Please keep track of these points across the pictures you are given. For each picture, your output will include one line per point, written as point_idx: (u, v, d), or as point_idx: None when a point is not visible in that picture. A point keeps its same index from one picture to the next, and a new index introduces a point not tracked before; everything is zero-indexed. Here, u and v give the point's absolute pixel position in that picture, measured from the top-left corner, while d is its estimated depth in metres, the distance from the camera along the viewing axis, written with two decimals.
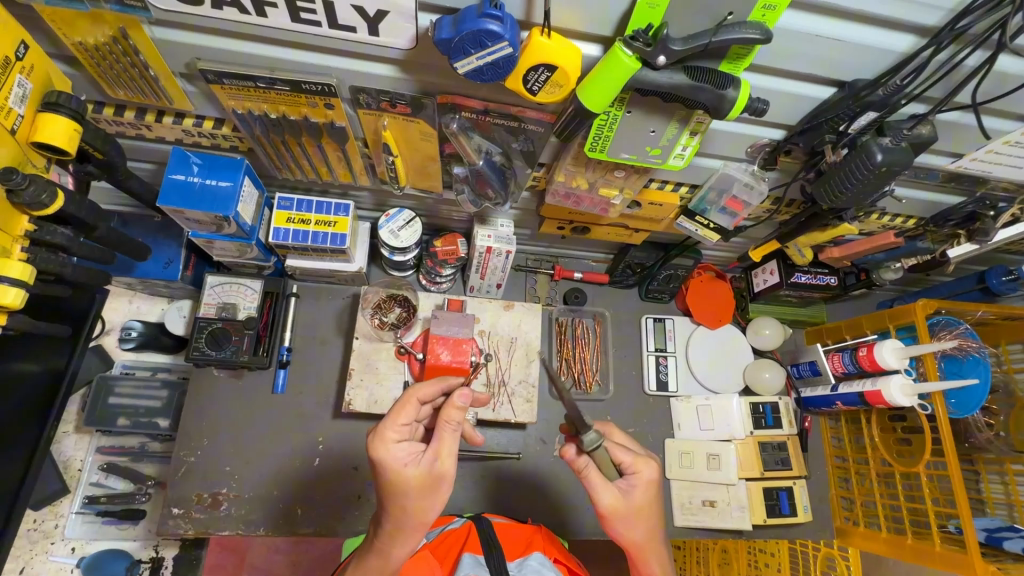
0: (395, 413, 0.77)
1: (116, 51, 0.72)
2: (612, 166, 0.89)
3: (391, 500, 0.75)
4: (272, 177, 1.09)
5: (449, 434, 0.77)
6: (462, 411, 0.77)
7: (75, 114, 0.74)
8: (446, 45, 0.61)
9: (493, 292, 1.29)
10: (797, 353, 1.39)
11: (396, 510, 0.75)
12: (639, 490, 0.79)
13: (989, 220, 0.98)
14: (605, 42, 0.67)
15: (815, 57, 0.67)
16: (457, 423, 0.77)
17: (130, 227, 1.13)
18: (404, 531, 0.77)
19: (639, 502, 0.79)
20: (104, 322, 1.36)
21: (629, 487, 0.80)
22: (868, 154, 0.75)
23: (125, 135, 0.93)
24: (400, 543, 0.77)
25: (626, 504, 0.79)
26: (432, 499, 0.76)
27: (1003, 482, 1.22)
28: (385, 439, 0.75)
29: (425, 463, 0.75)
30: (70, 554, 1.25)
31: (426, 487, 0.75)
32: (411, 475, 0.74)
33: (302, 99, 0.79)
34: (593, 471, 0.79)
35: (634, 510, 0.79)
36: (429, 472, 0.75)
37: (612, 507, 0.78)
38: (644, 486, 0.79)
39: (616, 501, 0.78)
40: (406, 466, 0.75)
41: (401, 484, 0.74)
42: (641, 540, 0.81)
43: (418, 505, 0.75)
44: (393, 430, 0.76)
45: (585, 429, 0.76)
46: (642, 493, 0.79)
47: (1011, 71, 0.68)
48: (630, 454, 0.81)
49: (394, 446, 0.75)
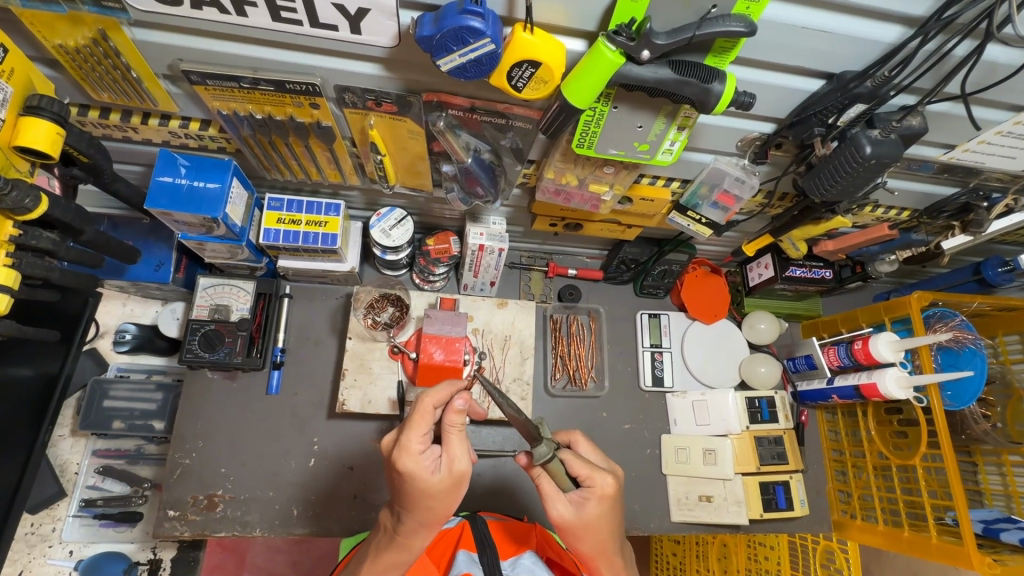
0: (414, 423, 0.74)
1: (97, 54, 0.71)
2: (601, 162, 0.88)
3: (418, 505, 0.74)
4: (262, 178, 1.09)
5: (457, 436, 0.76)
6: (463, 414, 0.75)
7: (57, 118, 0.73)
8: (428, 42, 0.60)
9: (486, 291, 1.29)
10: (793, 346, 1.40)
11: (423, 512, 0.75)
12: (591, 503, 0.78)
13: (982, 211, 0.98)
14: (590, 37, 0.66)
15: (803, 49, 0.66)
16: (460, 426, 0.76)
17: (120, 230, 1.12)
18: (428, 527, 0.77)
19: (591, 517, 0.78)
20: (99, 325, 1.36)
21: (582, 499, 0.78)
22: (856, 147, 0.74)
23: (111, 137, 0.93)
24: (423, 534, 0.78)
25: (574, 518, 0.78)
26: (456, 498, 0.76)
27: (1001, 473, 1.21)
28: (410, 450, 0.72)
29: (448, 467, 0.74)
30: (67, 558, 1.25)
31: (451, 490, 0.74)
32: (436, 481, 0.73)
33: (287, 99, 0.79)
34: (545, 481, 0.80)
35: (585, 524, 0.78)
36: (453, 475, 0.74)
37: (562, 519, 0.79)
38: (596, 500, 0.78)
39: (566, 513, 0.78)
40: (432, 473, 0.73)
41: (428, 491, 0.73)
42: (590, 551, 0.81)
43: (444, 505, 0.75)
44: (417, 440, 0.73)
45: (536, 440, 0.78)
46: (594, 507, 0.78)
47: (1002, 61, 0.68)
48: (587, 466, 0.79)
49: (419, 456, 0.73)
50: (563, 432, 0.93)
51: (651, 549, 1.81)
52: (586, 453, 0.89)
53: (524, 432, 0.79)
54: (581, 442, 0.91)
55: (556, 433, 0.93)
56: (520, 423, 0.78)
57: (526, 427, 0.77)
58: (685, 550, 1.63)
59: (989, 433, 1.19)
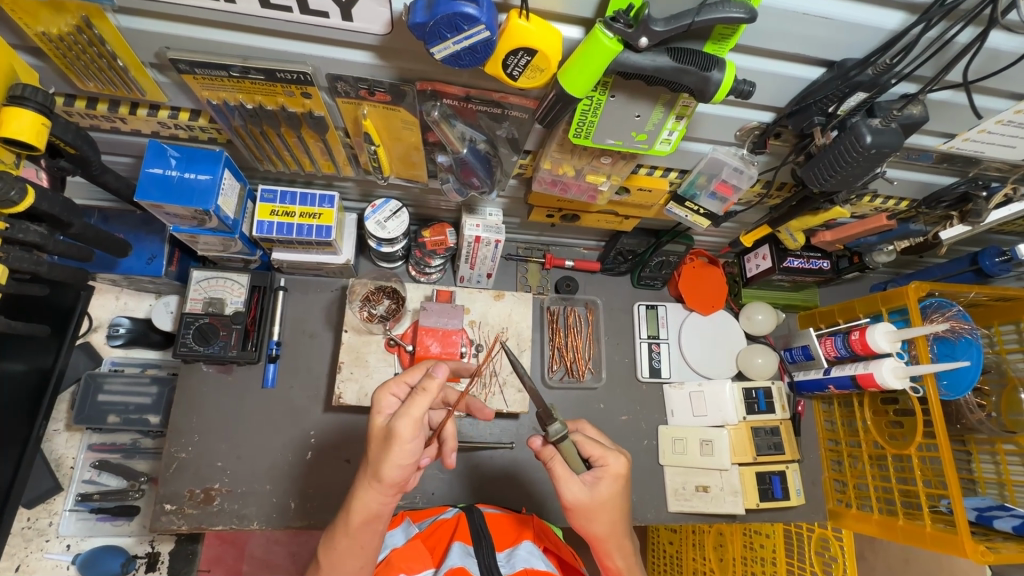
0: (405, 373, 0.81)
1: (82, 42, 0.69)
2: (598, 153, 0.87)
3: (367, 447, 0.77)
4: (254, 169, 1.07)
5: (419, 400, 0.69)
6: (434, 381, 0.69)
7: (42, 108, 0.71)
8: (421, 30, 0.59)
9: (483, 283, 1.28)
10: (790, 337, 1.39)
11: (364, 457, 0.76)
12: (605, 482, 0.79)
13: (981, 201, 0.96)
14: (587, 24, 0.65)
15: (803, 36, 0.65)
16: (431, 394, 0.69)
17: (111, 222, 1.11)
18: (362, 482, 0.75)
19: (605, 496, 0.78)
20: (92, 319, 1.35)
21: (595, 480, 0.79)
22: (856, 136, 0.73)
23: (100, 128, 0.91)
24: (358, 496, 0.75)
25: (588, 498, 0.78)
26: (384, 457, 0.71)
27: (994, 462, 1.22)
28: (384, 388, 0.78)
29: (394, 414, 0.72)
30: (65, 552, 1.25)
31: (384, 440, 0.72)
32: (383, 423, 0.74)
33: (278, 88, 0.77)
34: (558, 463, 0.78)
35: (599, 504, 0.78)
36: (387, 425, 0.71)
37: (575, 501, 0.78)
38: (609, 480, 0.79)
39: (580, 494, 0.78)
40: (386, 415, 0.75)
41: (374, 432, 0.75)
42: (602, 533, 0.81)
43: (376, 457, 0.72)
44: (395, 384, 0.79)
45: (550, 419, 0.77)
46: (608, 486, 0.79)
47: (1005, 49, 0.67)
48: (599, 447, 0.80)
49: (389, 397, 0.77)
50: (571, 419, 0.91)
51: (649, 539, 1.83)
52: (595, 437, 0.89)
53: (539, 411, 0.79)
54: (588, 428, 0.90)
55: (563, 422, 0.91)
56: (536, 399, 0.79)
57: (540, 404, 0.79)
58: (682, 540, 1.66)
59: (984, 422, 1.19)
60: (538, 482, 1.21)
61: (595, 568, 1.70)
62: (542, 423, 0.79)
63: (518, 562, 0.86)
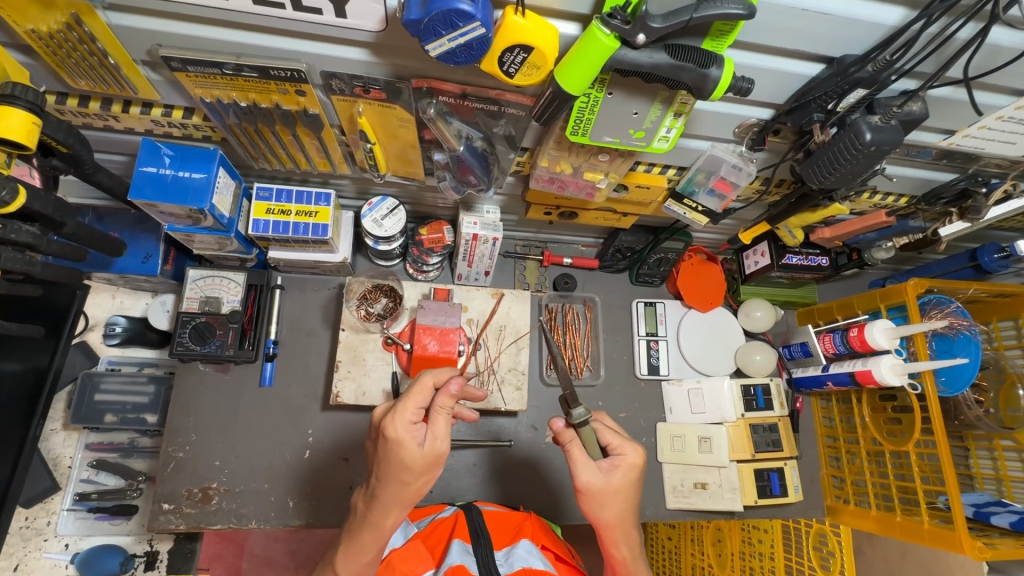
0: (410, 395, 0.74)
1: (72, 39, 0.68)
2: (596, 150, 0.86)
3: (394, 478, 0.73)
4: (249, 167, 1.06)
5: (445, 416, 0.75)
6: (458, 396, 0.75)
7: (32, 106, 0.70)
8: (416, 27, 0.58)
9: (481, 281, 1.27)
10: (788, 334, 1.39)
11: (398, 487, 0.73)
12: (618, 472, 0.79)
13: (981, 197, 0.95)
14: (584, 20, 0.64)
15: (802, 32, 0.64)
16: (452, 406, 0.75)
17: (106, 221, 1.10)
18: (398, 504, 0.75)
19: (617, 485, 0.78)
20: (88, 318, 1.34)
21: (611, 468, 0.79)
22: (857, 133, 0.73)
23: (93, 127, 0.90)
24: (393, 514, 0.76)
25: (602, 484, 0.78)
26: (428, 481, 0.75)
27: (993, 458, 1.22)
28: (402, 418, 0.72)
29: (430, 440, 0.74)
30: (63, 551, 1.25)
31: (428, 466, 0.73)
32: (422, 454, 0.72)
33: (272, 85, 0.76)
34: (576, 447, 0.79)
35: (611, 491, 0.78)
36: (433, 453, 0.73)
37: (588, 485, 0.78)
38: (624, 469, 0.79)
39: (594, 478, 0.78)
40: (416, 445, 0.72)
41: (408, 465, 0.72)
42: (612, 520, 0.80)
43: (418, 483, 0.74)
44: (409, 410, 0.73)
45: (575, 402, 0.80)
46: (621, 476, 0.79)
47: (1005, 45, 0.66)
48: (619, 436, 0.81)
49: (408, 425, 0.73)
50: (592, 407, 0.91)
51: (647, 533, 1.83)
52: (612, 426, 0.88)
53: (566, 393, 0.82)
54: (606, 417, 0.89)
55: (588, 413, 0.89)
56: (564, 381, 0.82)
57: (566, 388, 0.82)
58: (681, 535, 1.66)
59: (982, 418, 1.18)
60: (537, 480, 1.21)
61: (595, 565, 1.70)
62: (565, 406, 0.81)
63: (516, 560, 0.86)
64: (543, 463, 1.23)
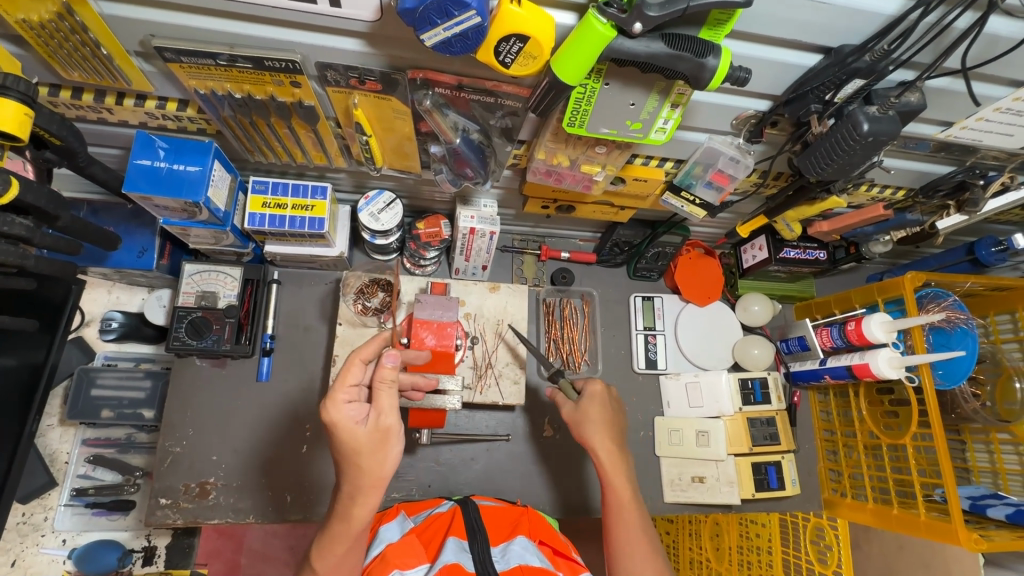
0: (343, 375, 0.76)
1: (64, 29, 0.68)
2: (593, 142, 0.86)
3: (347, 462, 0.75)
4: (245, 161, 1.05)
5: (387, 392, 0.78)
6: (396, 369, 0.78)
7: (25, 97, 0.69)
8: (410, 15, 0.57)
9: (478, 275, 1.27)
10: (786, 328, 1.39)
11: (353, 470, 0.75)
12: (587, 398, 1.00)
13: (978, 190, 0.95)
14: (580, 9, 0.64)
15: (800, 21, 0.64)
16: (393, 381, 0.79)
17: (101, 215, 1.10)
18: (362, 491, 0.76)
19: (585, 405, 0.99)
20: (84, 313, 1.33)
21: (581, 398, 1.01)
22: (853, 124, 0.72)
23: (86, 119, 0.90)
24: (361, 502, 0.76)
25: (574, 411, 1.00)
26: (385, 458, 0.76)
27: (989, 450, 1.23)
28: (336, 401, 0.75)
29: (372, 418, 0.76)
30: (61, 547, 1.25)
31: (377, 443, 0.76)
32: (364, 430, 0.75)
33: (267, 77, 0.76)
34: (556, 393, 1.06)
35: (583, 413, 0.99)
36: (378, 428, 0.76)
37: (568, 415, 1.01)
38: (591, 395, 1.00)
39: (569, 409, 1.01)
40: (357, 424, 0.75)
41: (354, 444, 0.74)
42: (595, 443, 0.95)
43: (372, 464, 0.75)
44: (343, 392, 0.75)
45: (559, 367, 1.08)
46: (589, 400, 1.00)
47: (1004, 35, 0.66)
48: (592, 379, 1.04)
49: (344, 406, 0.75)
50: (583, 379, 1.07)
51: None
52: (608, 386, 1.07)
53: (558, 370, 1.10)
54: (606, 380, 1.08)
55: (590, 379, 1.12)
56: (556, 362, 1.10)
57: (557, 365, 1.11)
58: (679, 530, 1.68)
59: (979, 411, 1.19)
60: (535, 474, 1.21)
61: (593, 559, 1.71)
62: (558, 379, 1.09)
63: (513, 557, 0.85)
64: (541, 457, 1.23)
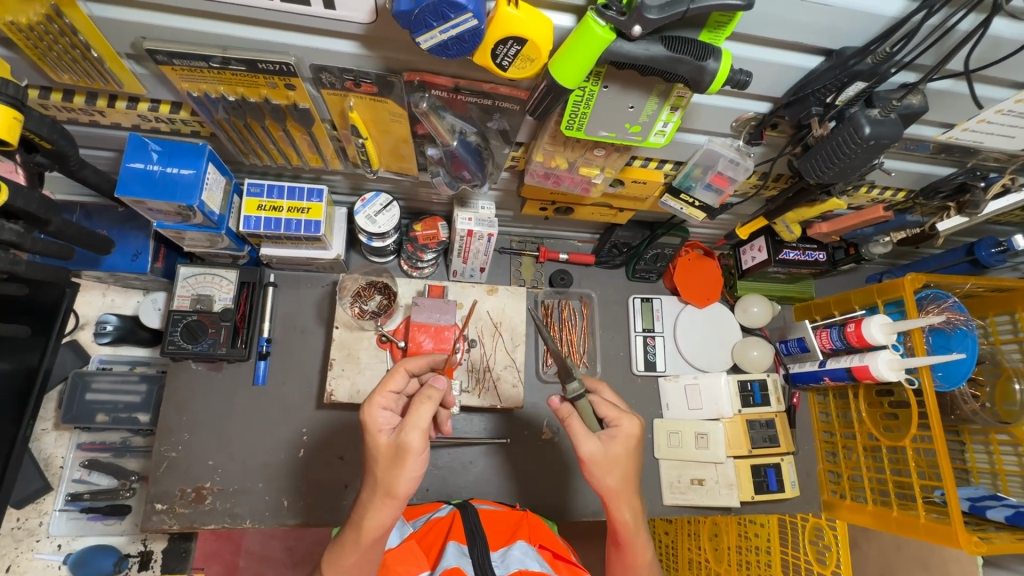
0: (385, 381, 0.80)
1: (53, 31, 0.66)
2: (591, 144, 0.85)
3: (369, 467, 0.75)
4: (240, 163, 1.04)
5: (422, 409, 0.72)
6: (439, 388, 0.72)
7: (14, 101, 0.68)
8: (406, 18, 0.56)
9: (476, 277, 1.26)
10: (785, 329, 1.38)
11: (370, 477, 0.74)
12: (618, 441, 0.80)
13: (979, 192, 0.94)
14: (578, 12, 0.63)
15: (800, 23, 0.63)
16: (433, 400, 0.72)
17: (94, 218, 1.09)
18: (374, 504, 0.73)
19: (618, 454, 0.80)
20: (79, 316, 1.32)
21: (609, 438, 0.81)
22: (855, 127, 0.72)
23: (78, 122, 0.88)
24: (371, 514, 0.74)
25: (602, 454, 0.79)
26: (398, 477, 0.72)
27: (988, 452, 1.23)
28: (371, 405, 0.77)
29: (397, 432, 0.73)
30: (56, 552, 1.24)
31: (393, 458, 0.72)
32: (384, 440, 0.74)
33: (260, 79, 0.74)
34: (575, 420, 0.81)
35: (613, 461, 0.80)
36: (396, 443, 0.72)
37: (590, 455, 0.79)
38: (621, 439, 0.81)
39: (595, 450, 0.79)
40: (380, 432, 0.74)
41: (375, 451, 0.74)
42: (615, 487, 0.80)
43: (387, 477, 0.72)
44: (380, 396, 0.78)
45: (570, 375, 0.82)
46: (620, 445, 0.80)
47: (1006, 37, 0.65)
48: (615, 408, 0.83)
49: (377, 412, 0.76)
50: (590, 379, 0.92)
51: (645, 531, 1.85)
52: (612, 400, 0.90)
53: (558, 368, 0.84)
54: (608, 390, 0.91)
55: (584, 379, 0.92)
56: (556, 358, 0.83)
57: (559, 363, 0.83)
58: (678, 530, 1.67)
59: (978, 412, 1.18)
60: (534, 477, 1.21)
61: (592, 560, 1.70)
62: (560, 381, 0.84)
63: (512, 562, 0.85)
64: (539, 460, 1.22)
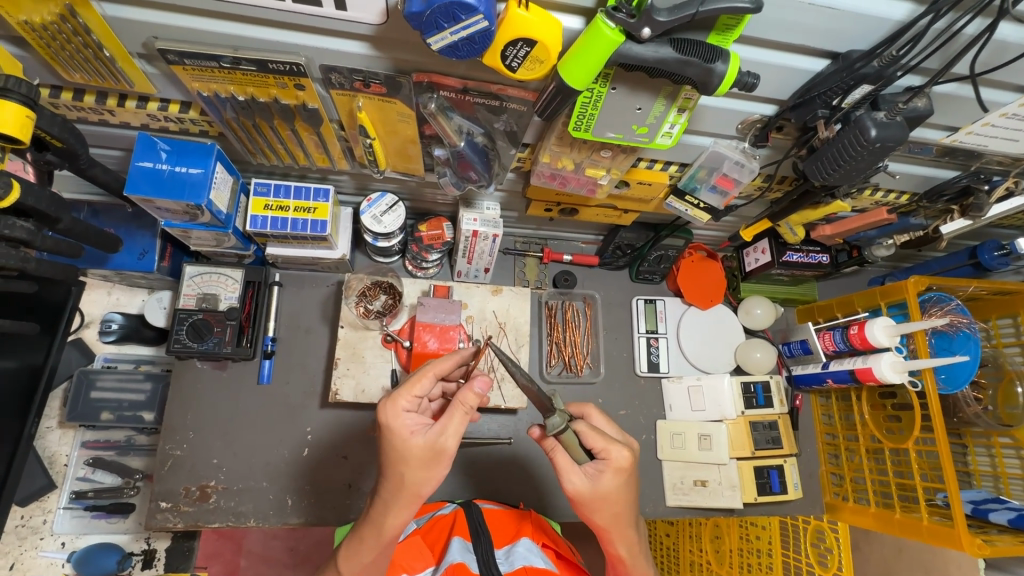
0: (410, 384, 0.75)
1: (66, 31, 0.67)
2: (598, 146, 0.86)
3: (393, 468, 0.73)
4: (247, 162, 1.05)
5: (458, 415, 0.73)
6: (479, 397, 0.73)
7: (26, 99, 0.69)
8: (417, 19, 0.57)
9: (480, 277, 1.26)
10: (788, 331, 1.39)
11: (395, 479, 0.72)
12: (607, 476, 0.77)
13: (983, 194, 0.94)
14: (588, 14, 0.63)
15: (807, 26, 0.63)
16: (471, 407, 0.73)
17: (101, 217, 1.09)
18: (399, 504, 0.73)
19: (607, 489, 0.77)
20: (84, 315, 1.32)
21: (597, 472, 0.77)
22: (861, 129, 0.72)
23: (87, 121, 0.89)
24: (395, 514, 0.74)
25: (589, 490, 0.77)
26: (429, 477, 0.72)
27: (991, 455, 1.23)
28: (396, 407, 0.72)
29: (431, 436, 0.71)
30: (60, 550, 1.24)
31: (427, 460, 0.71)
32: (415, 444, 0.71)
33: (270, 79, 0.75)
34: (559, 454, 0.79)
35: (600, 496, 0.77)
36: (433, 446, 0.71)
37: (576, 491, 0.77)
38: (612, 473, 0.77)
39: (581, 485, 0.77)
40: (412, 435, 0.71)
41: (405, 453, 0.71)
42: (604, 523, 0.80)
43: (416, 478, 0.72)
44: (405, 398, 0.73)
45: (550, 411, 0.77)
46: (610, 480, 0.77)
47: (1011, 41, 0.66)
48: (602, 439, 0.78)
49: (403, 415, 0.72)
50: (576, 405, 0.90)
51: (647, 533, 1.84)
52: (601, 425, 0.88)
53: (538, 402, 0.79)
54: (595, 414, 0.89)
55: (568, 407, 0.90)
56: (533, 393, 0.78)
57: (539, 398, 0.78)
58: (680, 531, 1.66)
59: (980, 415, 1.17)
60: (537, 477, 1.21)
61: (593, 562, 1.70)
62: (541, 414, 0.79)
63: (517, 559, 0.85)
64: (543, 461, 1.22)
